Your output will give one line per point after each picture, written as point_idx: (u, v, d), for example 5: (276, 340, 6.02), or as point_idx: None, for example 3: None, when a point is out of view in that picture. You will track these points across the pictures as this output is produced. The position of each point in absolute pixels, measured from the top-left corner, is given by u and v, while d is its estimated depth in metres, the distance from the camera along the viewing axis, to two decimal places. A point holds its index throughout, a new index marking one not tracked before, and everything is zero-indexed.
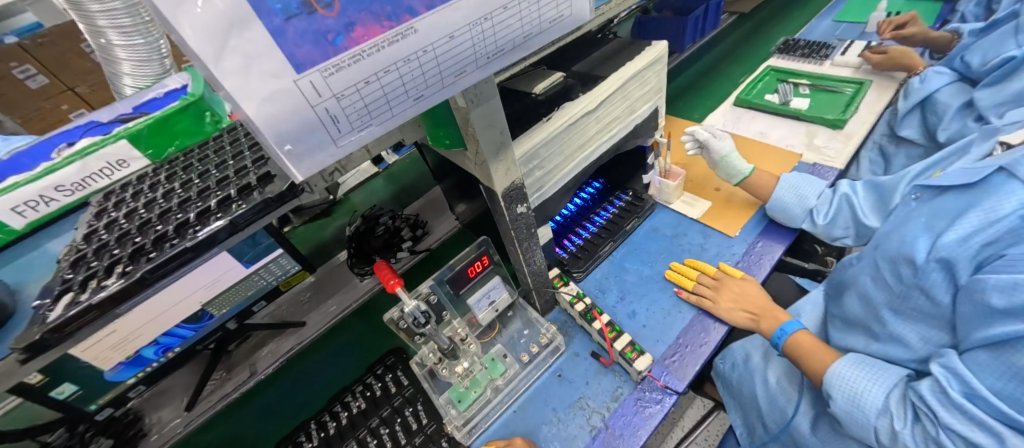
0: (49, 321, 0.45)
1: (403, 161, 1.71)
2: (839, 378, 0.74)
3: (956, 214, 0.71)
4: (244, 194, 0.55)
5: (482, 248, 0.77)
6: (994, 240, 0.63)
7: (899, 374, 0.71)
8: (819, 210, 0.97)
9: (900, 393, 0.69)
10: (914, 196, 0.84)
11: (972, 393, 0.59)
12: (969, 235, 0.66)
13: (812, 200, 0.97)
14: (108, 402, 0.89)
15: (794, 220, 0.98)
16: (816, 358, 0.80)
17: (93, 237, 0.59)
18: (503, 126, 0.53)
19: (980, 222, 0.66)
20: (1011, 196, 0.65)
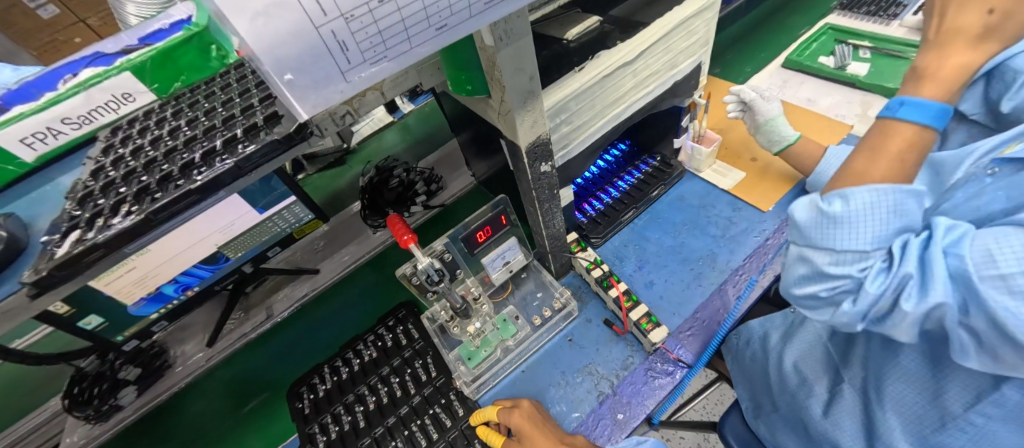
0: (55, 257, 0.43)
1: (419, 111, 1.63)
2: (848, 199, 0.45)
3: None
4: (250, 135, 0.51)
5: (499, 206, 0.73)
6: None
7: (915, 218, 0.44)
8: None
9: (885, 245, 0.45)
10: None
11: (952, 274, 0.40)
12: None
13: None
14: (134, 334, 0.93)
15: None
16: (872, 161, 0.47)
17: (100, 174, 0.57)
18: (533, 72, 0.47)
19: None
20: None
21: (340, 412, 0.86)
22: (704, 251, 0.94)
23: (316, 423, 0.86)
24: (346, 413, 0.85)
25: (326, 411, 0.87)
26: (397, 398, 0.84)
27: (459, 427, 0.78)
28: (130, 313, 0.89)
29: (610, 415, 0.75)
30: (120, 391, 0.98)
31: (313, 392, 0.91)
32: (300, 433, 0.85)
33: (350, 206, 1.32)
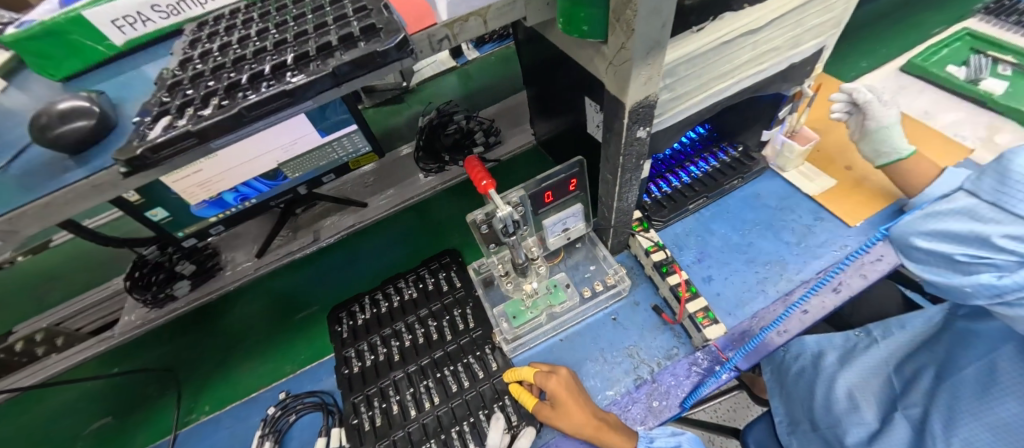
0: (148, 139, 0.43)
1: (484, 60, 1.58)
2: None
3: None
4: (344, 45, 0.48)
5: (574, 168, 0.69)
6: None
7: None
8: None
9: None
10: None
11: None
12: None
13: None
14: (193, 233, 0.96)
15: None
16: None
17: (187, 66, 0.56)
18: (669, 17, 0.41)
19: None
20: None
21: (376, 343, 0.88)
22: (774, 255, 0.87)
23: (353, 348, 0.89)
24: (382, 345, 0.88)
25: (363, 340, 0.89)
26: (432, 341, 0.86)
27: (492, 380, 0.80)
28: (192, 213, 0.93)
29: (646, 401, 0.73)
30: (174, 282, 1.05)
31: (353, 318, 0.94)
32: (337, 356, 0.88)
33: (401, 148, 1.31)
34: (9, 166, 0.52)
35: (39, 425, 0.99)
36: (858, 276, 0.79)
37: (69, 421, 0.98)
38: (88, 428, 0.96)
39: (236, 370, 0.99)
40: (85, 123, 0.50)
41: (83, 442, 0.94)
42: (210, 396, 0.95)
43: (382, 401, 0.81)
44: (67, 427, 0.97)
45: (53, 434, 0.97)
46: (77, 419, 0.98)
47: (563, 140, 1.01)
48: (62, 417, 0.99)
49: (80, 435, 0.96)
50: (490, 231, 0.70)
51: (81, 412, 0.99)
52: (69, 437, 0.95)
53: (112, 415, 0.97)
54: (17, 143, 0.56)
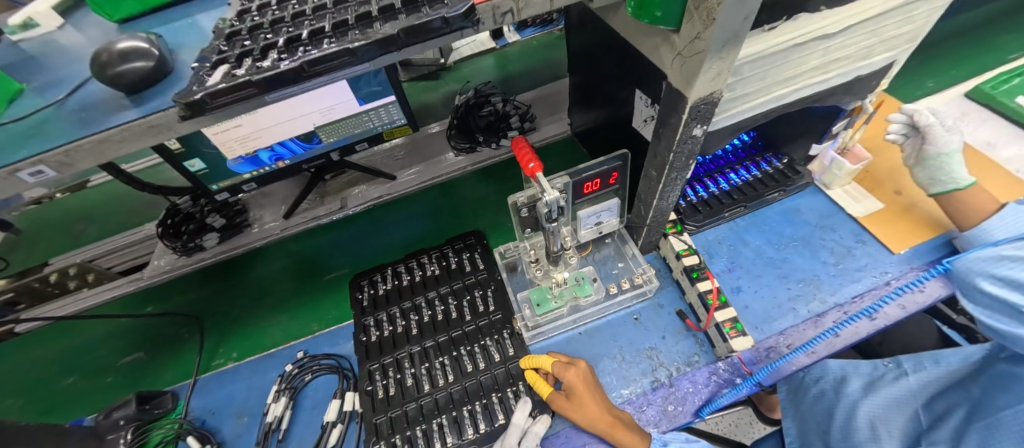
0: (209, 85, 0.43)
1: (523, 44, 1.55)
2: None
3: None
4: (407, 8, 0.47)
5: (617, 161, 0.67)
6: None
7: None
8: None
9: None
10: None
11: None
12: None
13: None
14: (227, 187, 0.98)
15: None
16: None
17: (244, 17, 0.54)
18: (753, 9, 0.41)
19: None
20: None
21: (395, 314, 0.90)
22: (808, 274, 0.84)
23: (372, 317, 0.90)
24: (401, 317, 0.90)
25: (382, 310, 0.91)
26: (451, 319, 0.87)
27: (507, 364, 0.80)
28: (229, 167, 0.94)
29: (661, 404, 0.72)
30: (205, 234, 1.07)
31: (374, 287, 0.95)
32: (356, 322, 0.90)
33: (431, 126, 1.30)
34: (68, 100, 0.52)
35: (73, 353, 1.03)
36: (895, 306, 0.75)
37: (102, 353, 1.02)
38: (120, 362, 1.00)
39: (266, 321, 1.01)
40: (147, 65, 0.49)
41: (115, 373, 0.98)
42: (240, 344, 0.98)
43: (396, 372, 0.82)
44: (100, 357, 1.01)
45: (88, 363, 1.01)
46: (111, 352, 1.02)
47: (601, 132, 0.99)
48: (96, 348, 1.03)
49: (112, 367, 0.99)
50: (530, 215, 0.70)
51: (115, 345, 1.03)
52: (101, 368, 0.99)
53: (144, 351, 1.01)
54: (74, 78, 0.56)
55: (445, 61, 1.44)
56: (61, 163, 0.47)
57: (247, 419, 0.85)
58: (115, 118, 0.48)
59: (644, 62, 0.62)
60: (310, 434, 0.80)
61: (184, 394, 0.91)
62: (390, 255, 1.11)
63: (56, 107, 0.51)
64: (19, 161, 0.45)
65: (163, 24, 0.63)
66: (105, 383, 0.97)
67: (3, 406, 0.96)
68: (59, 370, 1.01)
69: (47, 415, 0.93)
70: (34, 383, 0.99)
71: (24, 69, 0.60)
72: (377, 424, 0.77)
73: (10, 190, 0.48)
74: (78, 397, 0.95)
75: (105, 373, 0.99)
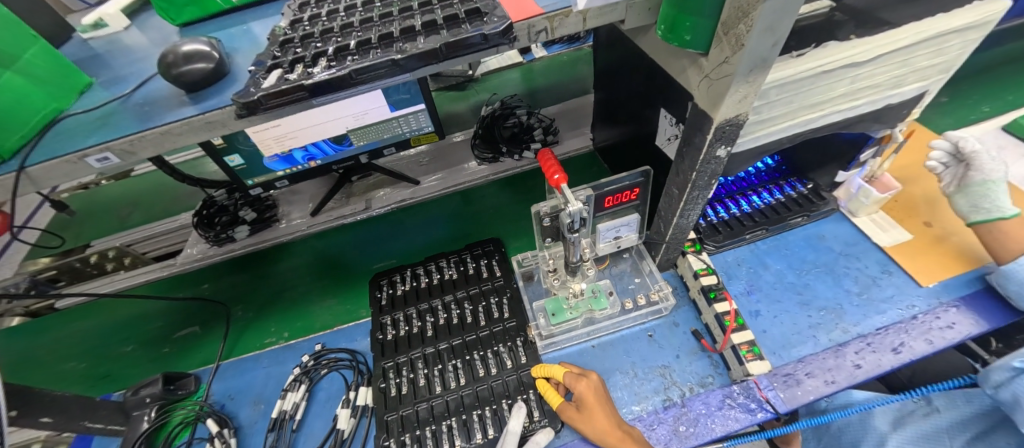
0: (265, 87, 0.46)
1: (550, 59, 1.59)
2: None
3: None
4: (449, 24, 0.50)
5: (639, 177, 0.68)
6: None
7: None
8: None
9: None
10: None
11: None
12: None
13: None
14: (261, 183, 1.02)
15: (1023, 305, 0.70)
16: None
17: (296, 26, 0.58)
18: (782, 37, 0.42)
19: None
20: None
21: (412, 315, 0.92)
22: (830, 302, 0.83)
23: (390, 316, 0.93)
24: (417, 318, 0.92)
25: (400, 309, 0.93)
26: (466, 323, 0.89)
27: (519, 372, 0.81)
28: (264, 165, 0.99)
29: (672, 423, 0.71)
30: (235, 226, 1.13)
31: (393, 287, 0.99)
32: (374, 320, 0.93)
33: (455, 135, 1.34)
34: (133, 94, 0.57)
35: (129, 324, 1.09)
36: (923, 340, 0.73)
37: (159, 325, 1.08)
38: (177, 334, 1.05)
39: (317, 304, 1.06)
40: (207, 66, 0.53)
41: (171, 345, 1.03)
42: (290, 325, 1.02)
43: (410, 372, 0.84)
44: (156, 329, 1.07)
45: (144, 333, 1.07)
46: (166, 325, 1.08)
47: (623, 148, 1.00)
48: (151, 320, 1.09)
49: (169, 338, 1.05)
50: (551, 224, 0.71)
51: (171, 319, 1.09)
52: (159, 338, 1.05)
53: (198, 325, 1.06)
54: (139, 75, 0.61)
55: (473, 72, 1.48)
56: (125, 151, 0.51)
57: (263, 407, 0.88)
58: (176, 113, 0.52)
59: (672, 83, 0.63)
60: (322, 426, 0.82)
61: (207, 378, 0.94)
62: (408, 257, 1.14)
63: (122, 100, 0.56)
64: (89, 147, 0.50)
65: (219, 29, 0.68)
66: (162, 353, 1.02)
67: (65, 368, 1.02)
68: (117, 339, 1.07)
69: (105, 380, 0.98)
70: (94, 350, 1.05)
71: (93, 65, 0.66)
72: (388, 421, 0.78)
73: (77, 174, 0.53)
74: (134, 365, 1.00)
75: (163, 343, 1.04)
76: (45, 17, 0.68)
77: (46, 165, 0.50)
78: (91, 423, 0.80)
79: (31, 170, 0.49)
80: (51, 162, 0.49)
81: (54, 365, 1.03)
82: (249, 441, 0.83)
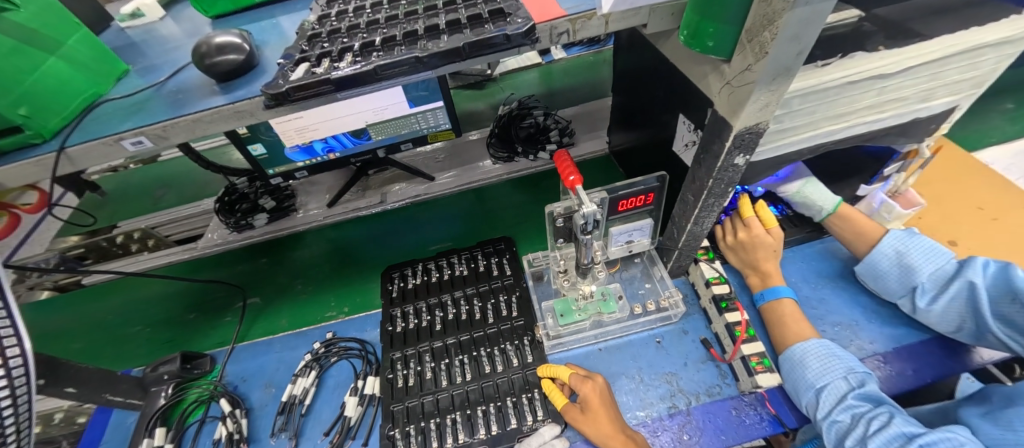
0: (292, 80, 0.48)
1: (569, 61, 1.60)
2: (799, 367, 0.67)
3: (861, 378, 0.62)
4: (472, 24, 0.51)
5: (655, 182, 0.68)
6: (846, 375, 0.62)
7: (829, 387, 0.62)
8: (927, 288, 0.73)
9: (824, 416, 0.61)
10: (857, 382, 0.62)
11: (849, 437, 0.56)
12: (823, 379, 0.63)
13: (917, 272, 0.73)
14: (282, 173, 1.05)
15: (890, 292, 0.78)
16: (790, 327, 0.72)
17: (324, 21, 0.59)
18: (807, 47, 0.42)
19: (841, 380, 0.62)
20: (835, 362, 0.64)
21: (422, 308, 0.94)
22: (846, 318, 0.81)
23: (399, 309, 0.95)
24: (426, 312, 0.93)
25: (410, 303, 0.95)
26: (475, 320, 0.90)
27: (525, 370, 0.82)
28: (285, 156, 1.01)
29: (676, 431, 0.71)
30: (255, 214, 1.16)
31: (404, 280, 1.00)
32: (384, 312, 0.94)
33: (470, 133, 1.34)
34: (167, 82, 0.59)
35: (186, 295, 1.13)
36: (943, 362, 0.73)
37: (221, 295, 1.12)
38: (238, 304, 1.09)
39: (375, 281, 1.08)
40: (239, 58, 0.55)
41: (234, 314, 1.07)
42: (350, 301, 1.05)
43: (418, 364, 0.85)
44: (220, 298, 1.11)
45: (205, 303, 1.11)
46: (228, 296, 1.11)
47: (640, 153, 1.00)
48: (210, 291, 1.13)
49: (231, 308, 1.09)
50: (564, 225, 0.71)
51: (227, 291, 1.12)
52: (220, 309, 1.09)
53: (261, 297, 1.10)
54: (172, 65, 0.63)
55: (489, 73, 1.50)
56: (158, 136, 0.53)
57: (274, 390, 0.90)
58: (206, 101, 0.53)
59: (694, 88, 0.62)
60: (329, 413, 0.84)
61: (222, 359, 0.97)
62: (420, 252, 1.15)
63: (157, 88, 0.58)
64: (125, 131, 0.52)
65: (249, 22, 0.70)
66: (226, 322, 1.06)
67: (130, 332, 1.07)
68: (179, 307, 1.11)
69: (170, 343, 1.03)
70: (157, 316, 1.10)
71: (129, 53, 0.69)
72: (394, 412, 0.80)
73: (111, 157, 0.55)
74: (196, 331, 1.05)
75: (225, 313, 1.08)
76: (86, 6, 0.71)
77: (84, 147, 0.52)
78: (111, 396, 0.82)
79: (70, 150, 0.52)
80: (89, 144, 0.52)
81: (118, 329, 1.08)
82: (259, 422, 0.85)
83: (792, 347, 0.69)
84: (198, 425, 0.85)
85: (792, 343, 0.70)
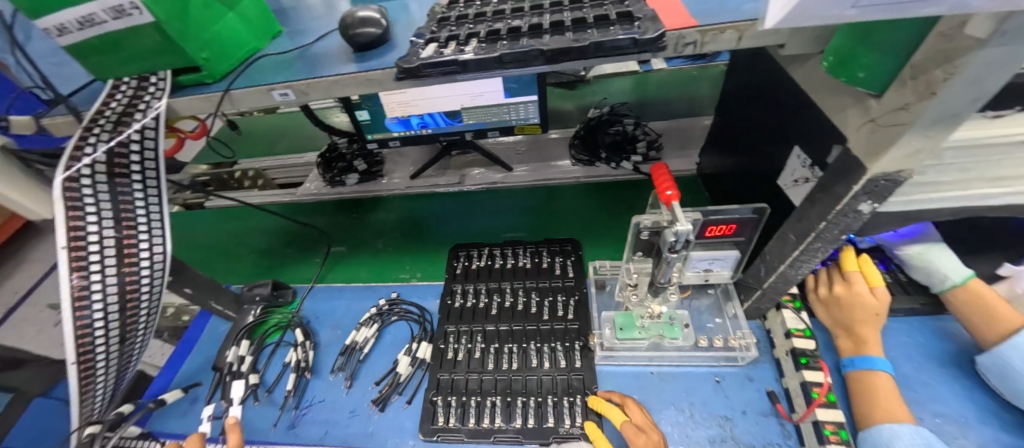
0: (422, 57, 0.52)
1: (668, 74, 1.55)
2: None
3: None
4: (598, 24, 0.51)
5: (750, 213, 0.64)
6: None
7: None
8: None
9: None
10: None
11: None
12: None
13: None
14: (378, 140, 1.12)
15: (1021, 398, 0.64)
16: (878, 404, 0.64)
17: (453, 7, 0.63)
18: (989, 94, 0.36)
19: None
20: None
21: (481, 290, 0.97)
22: (954, 411, 0.70)
23: (460, 286, 0.99)
24: (485, 295, 0.96)
25: (471, 282, 0.99)
26: (529, 313, 0.91)
27: (571, 374, 0.81)
28: (384, 125, 1.09)
29: None
30: (348, 174, 1.28)
31: (468, 260, 1.05)
32: (446, 286, 0.99)
33: (552, 132, 1.34)
34: (313, 45, 0.66)
35: (287, 232, 1.28)
36: None
37: (316, 237, 1.24)
38: (328, 249, 1.20)
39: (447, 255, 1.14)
40: (376, 31, 0.60)
41: (324, 257, 1.18)
42: (424, 268, 1.11)
43: (469, 341, 0.89)
44: (315, 239, 1.24)
45: (302, 241, 1.24)
46: (320, 240, 1.24)
47: (733, 181, 0.94)
48: (307, 231, 1.27)
49: (323, 251, 1.20)
50: (648, 239, 0.69)
51: (324, 234, 1.25)
52: (312, 249, 1.21)
53: (348, 247, 1.21)
54: (317, 30, 0.71)
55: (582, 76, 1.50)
56: (302, 92, 0.60)
57: (339, 332, 0.98)
58: (343, 67, 0.60)
59: (822, 122, 0.57)
60: (382, 366, 0.90)
61: (301, 294, 1.08)
62: (490, 237, 1.17)
63: (305, 48, 0.66)
64: (277, 83, 0.59)
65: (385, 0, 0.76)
66: (314, 261, 1.18)
67: (239, 254, 1.24)
68: (278, 241, 1.25)
69: (269, 270, 1.18)
70: (261, 244, 1.25)
71: (284, 15, 0.78)
72: (440, 380, 0.84)
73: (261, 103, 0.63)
74: (291, 264, 1.18)
75: (316, 254, 1.20)
76: None
77: (245, 92, 0.60)
78: (215, 304, 0.96)
79: (234, 93, 0.60)
80: (250, 90, 0.60)
81: (229, 250, 1.26)
82: (323, 358, 0.94)
83: (878, 427, 0.62)
84: (273, 346, 0.96)
85: (879, 423, 0.62)
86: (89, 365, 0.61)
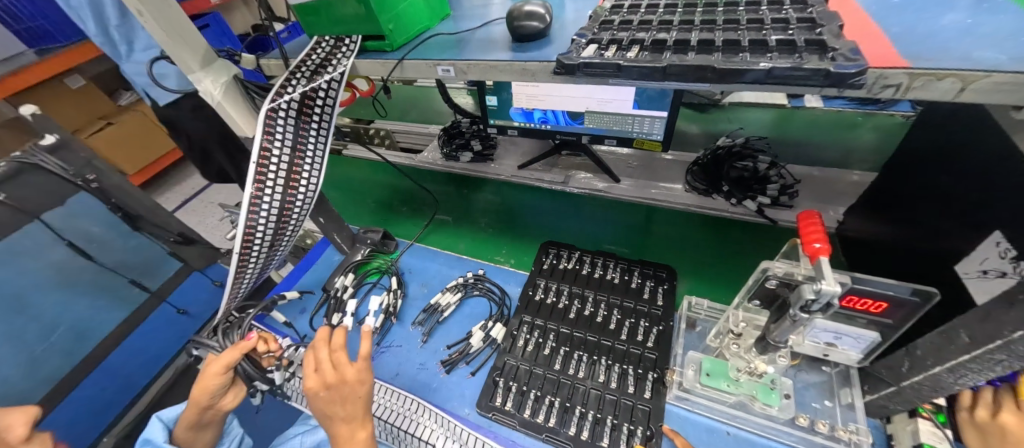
0: (582, 56, 0.53)
1: (820, 115, 1.37)
2: None
3: None
4: (781, 50, 0.47)
5: (909, 294, 0.55)
6: None
7: None
8: None
9: None
10: None
11: None
12: None
13: None
14: (499, 126, 1.17)
15: None
16: None
17: (617, 11, 0.63)
18: None
19: None
20: None
21: (563, 291, 0.97)
22: None
23: (543, 281, 1.01)
24: (566, 297, 0.96)
25: (554, 280, 1.00)
26: (607, 328, 0.89)
27: (636, 401, 0.78)
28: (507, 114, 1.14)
29: None
30: (460, 151, 1.35)
31: (557, 259, 1.05)
32: (530, 277, 1.02)
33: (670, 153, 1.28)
34: (478, 31, 0.72)
35: (405, 192, 1.42)
36: None
37: (429, 202, 1.36)
38: (436, 216, 1.30)
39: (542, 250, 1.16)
40: (539, 25, 0.63)
41: (431, 221, 1.28)
42: (518, 256, 1.14)
43: (540, 336, 0.90)
44: (428, 204, 1.36)
45: (417, 203, 1.37)
46: (431, 206, 1.35)
47: (884, 254, 0.80)
48: (422, 195, 1.39)
49: (431, 216, 1.30)
50: (776, 289, 0.63)
51: (436, 201, 1.35)
52: (422, 212, 1.33)
53: (453, 218, 1.29)
54: (482, 17, 0.77)
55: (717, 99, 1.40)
56: (462, 70, 0.65)
57: (426, 290, 1.06)
58: (502, 53, 0.63)
59: None
60: (457, 333, 0.96)
61: (402, 248, 1.19)
62: (584, 243, 1.16)
63: (471, 32, 0.72)
64: (443, 59, 0.66)
65: None
66: (421, 222, 1.29)
67: (364, 202, 1.41)
68: (396, 198, 1.40)
69: (385, 221, 1.32)
70: (383, 197, 1.41)
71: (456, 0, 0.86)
72: (505, 363, 0.86)
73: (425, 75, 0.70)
74: (403, 220, 1.31)
75: (424, 218, 1.30)
76: None
77: (415, 63, 0.68)
78: (337, 237, 1.10)
79: (406, 62, 0.68)
80: (419, 62, 0.67)
81: (356, 197, 1.45)
82: (408, 309, 1.02)
83: None
84: (370, 286, 1.08)
85: None
86: (246, 259, 0.74)
